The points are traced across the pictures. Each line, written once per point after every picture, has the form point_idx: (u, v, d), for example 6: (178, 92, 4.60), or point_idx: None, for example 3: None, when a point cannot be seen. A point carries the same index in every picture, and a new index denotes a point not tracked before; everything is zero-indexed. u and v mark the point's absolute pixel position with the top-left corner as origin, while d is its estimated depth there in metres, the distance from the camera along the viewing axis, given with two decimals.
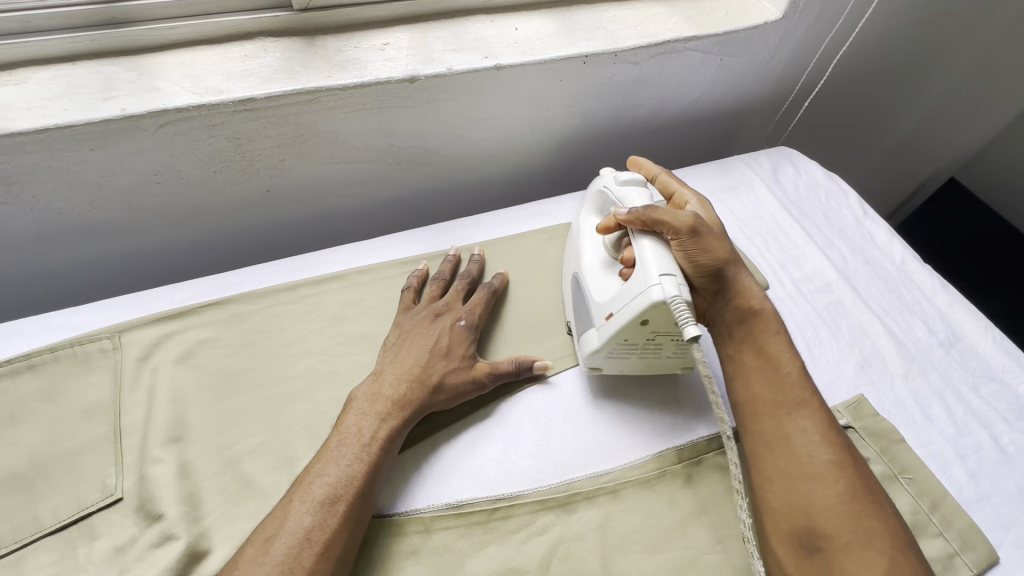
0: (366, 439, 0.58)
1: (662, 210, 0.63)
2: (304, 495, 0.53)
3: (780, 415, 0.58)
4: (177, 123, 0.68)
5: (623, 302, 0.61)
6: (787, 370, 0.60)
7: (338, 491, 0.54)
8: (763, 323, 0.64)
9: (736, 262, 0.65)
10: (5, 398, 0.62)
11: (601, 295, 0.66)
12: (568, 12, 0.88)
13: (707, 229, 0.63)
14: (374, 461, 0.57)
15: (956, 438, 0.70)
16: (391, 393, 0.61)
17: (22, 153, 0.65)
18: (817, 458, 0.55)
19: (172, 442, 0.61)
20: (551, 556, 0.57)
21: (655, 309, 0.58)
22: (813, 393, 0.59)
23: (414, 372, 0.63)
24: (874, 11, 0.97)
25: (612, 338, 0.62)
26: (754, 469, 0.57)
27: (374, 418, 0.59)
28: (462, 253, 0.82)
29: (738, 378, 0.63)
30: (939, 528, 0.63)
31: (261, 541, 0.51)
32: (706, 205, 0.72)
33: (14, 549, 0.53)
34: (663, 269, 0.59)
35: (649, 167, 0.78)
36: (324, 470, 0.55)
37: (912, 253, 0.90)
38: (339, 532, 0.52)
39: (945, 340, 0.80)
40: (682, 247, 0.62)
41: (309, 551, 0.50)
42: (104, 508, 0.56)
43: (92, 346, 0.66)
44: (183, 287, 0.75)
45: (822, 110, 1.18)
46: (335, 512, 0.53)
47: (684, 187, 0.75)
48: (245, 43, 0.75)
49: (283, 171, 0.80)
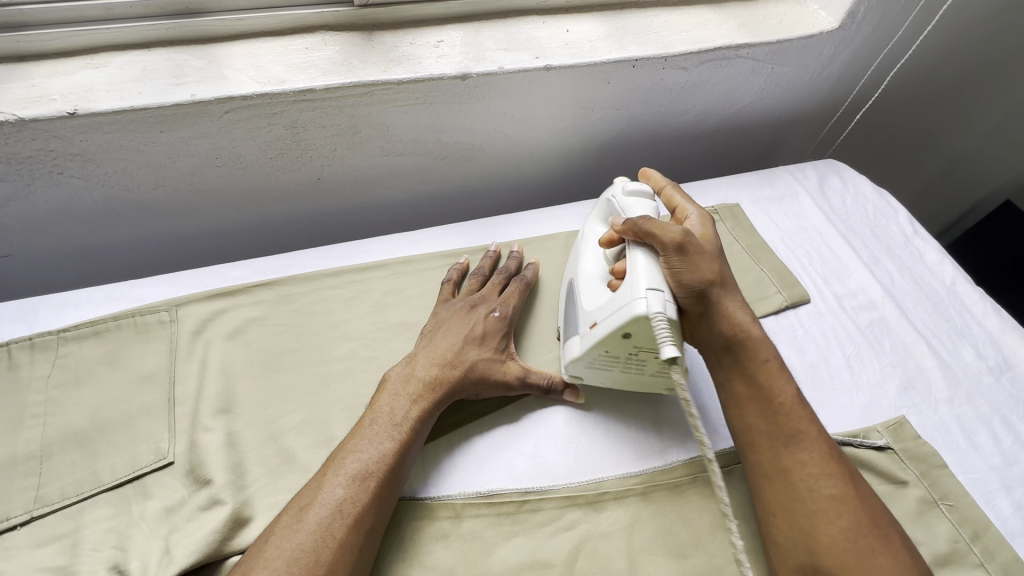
0: (399, 420, 0.59)
1: (655, 222, 0.61)
2: (338, 469, 0.55)
3: (777, 448, 0.58)
4: (240, 111, 0.72)
5: (608, 312, 0.60)
6: (781, 399, 0.60)
7: (370, 468, 0.56)
8: (751, 351, 0.62)
9: (725, 285, 0.63)
10: (71, 360, 0.66)
11: (589, 303, 0.65)
12: (620, 15, 0.89)
13: (696, 248, 0.61)
14: (405, 440, 0.58)
15: (1002, 467, 0.68)
16: (424, 376, 0.63)
17: (100, 132, 0.69)
18: (818, 492, 0.55)
19: (221, 413, 0.63)
20: (578, 552, 0.58)
21: (634, 322, 0.57)
22: (809, 422, 0.59)
23: (444, 361, 0.64)
24: (936, 25, 0.94)
25: (593, 347, 0.62)
26: (756, 502, 0.58)
27: (406, 398, 0.61)
28: (503, 249, 0.83)
29: (732, 408, 0.62)
30: (980, 558, 0.61)
31: (296, 510, 0.53)
32: (707, 221, 0.68)
33: (75, 502, 0.57)
34: (651, 283, 0.58)
35: (657, 178, 0.75)
36: (359, 446, 0.57)
37: (964, 274, 0.87)
38: (370, 506, 0.54)
39: (995, 366, 0.77)
40: (669, 263, 0.60)
41: (341, 523, 0.52)
42: (158, 470, 0.60)
43: (151, 317, 0.70)
44: (235, 267, 0.79)
45: (874, 123, 1.15)
46: (366, 487, 0.54)
47: (688, 201, 0.71)
48: (307, 36, 0.78)
49: (334, 161, 0.83)
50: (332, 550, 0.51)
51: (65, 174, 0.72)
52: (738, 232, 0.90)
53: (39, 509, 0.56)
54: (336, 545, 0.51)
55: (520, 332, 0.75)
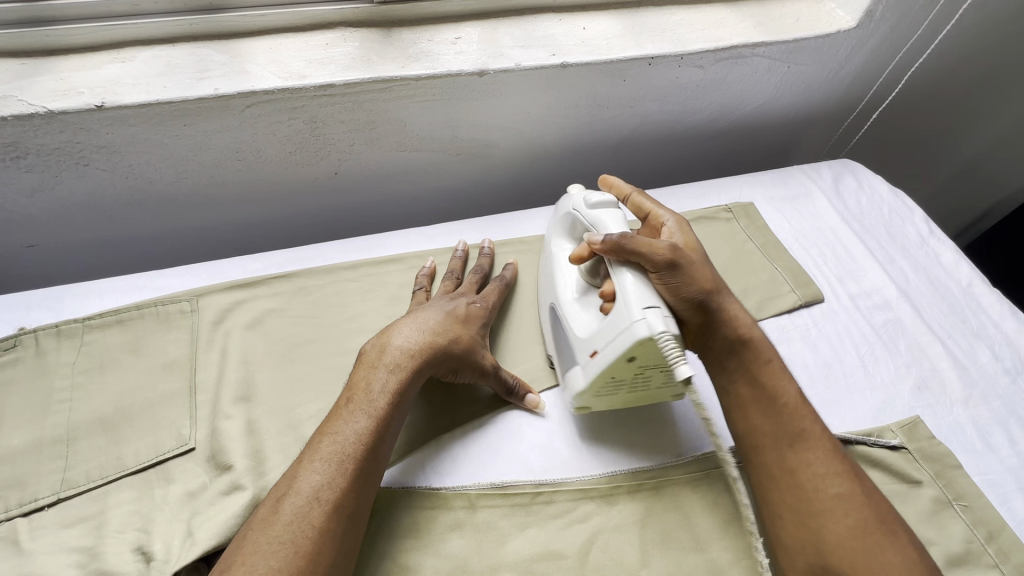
0: (376, 396, 0.57)
1: (640, 239, 0.58)
2: (314, 454, 0.53)
3: (782, 449, 0.57)
4: (262, 104, 0.73)
5: (608, 338, 0.58)
6: (785, 399, 0.59)
7: (348, 447, 0.53)
8: (754, 353, 0.62)
9: (722, 291, 0.62)
10: (95, 347, 0.67)
11: (583, 329, 0.63)
12: (637, 13, 0.89)
13: (687, 261, 0.59)
14: (384, 417, 0.56)
15: (1018, 469, 0.67)
16: (404, 347, 0.61)
17: (126, 125, 0.70)
18: (824, 491, 0.55)
19: (241, 401, 0.65)
20: (591, 544, 0.58)
21: (640, 346, 0.54)
22: (813, 421, 0.59)
23: (424, 334, 0.63)
24: (954, 25, 0.94)
25: (600, 376, 0.59)
26: (762, 504, 0.58)
27: (384, 371, 0.59)
28: (471, 249, 0.84)
29: (736, 412, 0.61)
30: (994, 559, 0.60)
31: (274, 501, 0.50)
32: (684, 226, 0.67)
33: (100, 484, 0.58)
34: (646, 302, 0.55)
35: (621, 186, 0.72)
36: (337, 426, 0.55)
37: (981, 275, 0.86)
38: (348, 491, 0.51)
39: (1012, 369, 0.76)
40: (664, 280, 0.58)
41: (319, 510, 0.50)
42: (180, 455, 0.61)
43: (173, 306, 0.71)
44: (254, 259, 0.80)
45: (890, 123, 1.14)
46: (344, 470, 0.52)
47: (660, 208, 0.69)
48: (326, 33, 0.79)
49: (352, 155, 0.84)
50: (312, 538, 0.48)
51: (91, 166, 0.74)
52: (752, 230, 0.90)
53: (65, 491, 0.58)
54: (315, 532, 0.48)
55: (533, 328, 0.76)
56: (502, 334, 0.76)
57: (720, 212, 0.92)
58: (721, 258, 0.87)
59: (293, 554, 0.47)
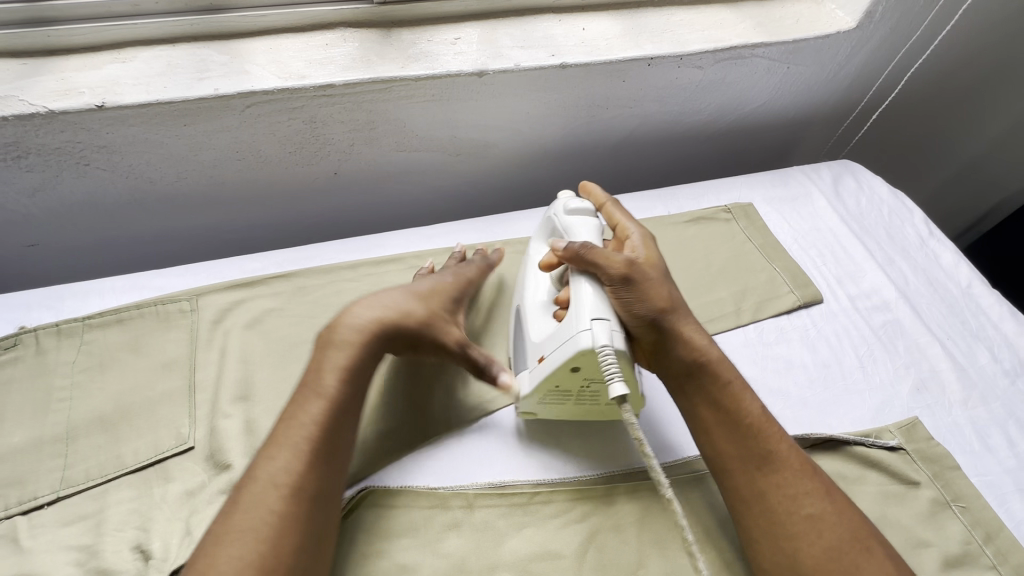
0: (323, 378, 0.56)
1: (597, 251, 0.59)
2: (274, 439, 0.53)
3: (751, 472, 0.56)
4: (261, 105, 0.73)
5: (555, 346, 0.58)
6: (749, 418, 0.58)
7: (302, 432, 0.53)
8: (714, 375, 0.60)
9: (678, 310, 0.60)
10: (94, 346, 0.68)
11: (537, 333, 0.63)
12: (637, 13, 0.89)
13: (643, 276, 0.59)
14: (335, 399, 0.55)
15: (1016, 470, 0.67)
16: (357, 324, 0.59)
17: (126, 125, 0.71)
18: (796, 513, 0.54)
19: (240, 400, 0.65)
20: (588, 545, 0.58)
21: (582, 356, 0.55)
22: (778, 438, 0.58)
23: (382, 308, 0.61)
24: (954, 25, 0.94)
25: (543, 383, 0.59)
26: (738, 527, 0.56)
27: (335, 349, 0.57)
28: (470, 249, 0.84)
29: (700, 437, 0.60)
30: (992, 560, 0.60)
31: (237, 489, 0.51)
32: (649, 241, 0.65)
33: (100, 483, 0.59)
34: (596, 313, 0.56)
35: (598, 195, 0.72)
36: (293, 413, 0.54)
37: (980, 276, 0.86)
38: (305, 473, 0.51)
39: (1011, 370, 0.76)
40: (618, 295, 0.58)
41: (277, 496, 0.50)
42: (178, 454, 0.61)
43: (172, 306, 0.72)
44: (254, 259, 0.80)
45: (890, 123, 1.14)
46: (298, 454, 0.52)
47: (630, 219, 0.68)
48: (326, 33, 0.79)
49: (351, 156, 0.85)
50: (270, 524, 0.48)
51: (91, 166, 0.74)
52: (751, 230, 0.90)
53: (65, 490, 0.58)
54: (273, 518, 0.48)
55: None
56: (500, 334, 0.76)
57: (720, 212, 0.92)
58: (720, 258, 0.87)
59: (253, 541, 0.47)
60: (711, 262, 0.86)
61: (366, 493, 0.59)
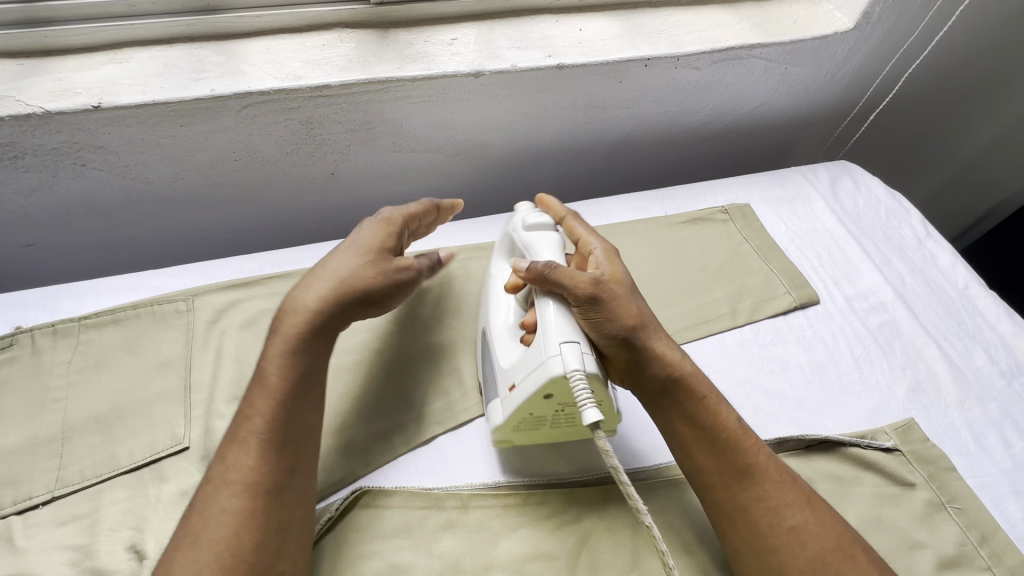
0: (265, 372, 0.55)
1: (560, 271, 0.57)
2: (231, 438, 0.53)
3: (731, 487, 0.55)
4: (258, 105, 0.73)
5: (525, 373, 0.57)
6: (726, 433, 0.57)
7: (252, 427, 0.53)
8: (689, 391, 0.58)
9: (649, 326, 0.58)
10: (90, 346, 0.68)
11: (506, 359, 0.61)
12: (634, 14, 0.89)
13: (609, 295, 0.57)
14: (284, 394, 0.54)
15: (1012, 471, 0.67)
16: (303, 310, 0.57)
17: (123, 125, 0.71)
18: (780, 525, 0.53)
19: (235, 400, 0.65)
20: (583, 545, 0.58)
21: (554, 382, 0.54)
22: (756, 451, 0.57)
23: (324, 288, 0.58)
24: (950, 27, 0.94)
25: (517, 412, 0.58)
26: (723, 540, 0.56)
27: (281, 338, 0.56)
28: (466, 250, 0.84)
29: (678, 452, 0.58)
30: (987, 562, 0.60)
31: (197, 495, 0.51)
32: (614, 257, 0.63)
33: (95, 483, 0.59)
34: (564, 337, 0.54)
35: (558, 208, 0.70)
36: (241, 411, 0.54)
37: (977, 277, 0.86)
38: (258, 469, 0.51)
39: (1007, 371, 0.76)
40: (586, 316, 0.56)
41: (229, 494, 0.50)
42: (173, 455, 0.61)
43: (168, 306, 0.72)
44: (251, 259, 0.80)
45: (888, 124, 1.14)
46: (249, 451, 0.51)
47: (591, 235, 0.66)
48: (323, 34, 0.79)
49: (347, 157, 0.85)
50: (225, 521, 0.48)
51: (88, 166, 0.74)
52: (748, 231, 0.90)
53: (59, 490, 0.58)
54: (229, 515, 0.48)
55: None
56: None
57: (717, 213, 0.92)
58: (717, 259, 0.87)
59: (211, 541, 0.47)
60: (707, 263, 0.86)
61: (359, 493, 0.59)
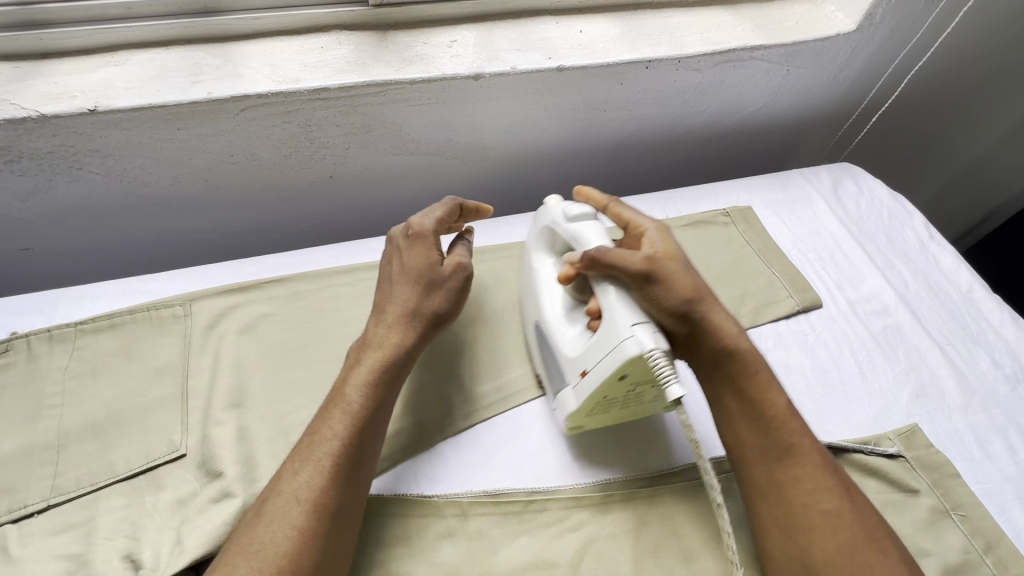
0: (344, 395, 0.56)
1: (614, 251, 0.57)
2: (303, 455, 0.52)
3: (770, 463, 0.55)
4: (255, 108, 0.72)
5: (596, 359, 0.56)
6: (775, 411, 0.57)
7: (323, 447, 0.52)
8: (742, 365, 0.58)
9: (705, 298, 0.59)
10: (86, 352, 0.67)
11: (569, 348, 0.61)
12: (635, 16, 0.88)
13: (664, 270, 0.57)
14: (360, 416, 0.55)
15: (1016, 478, 0.67)
16: (387, 343, 0.60)
17: (120, 128, 0.70)
18: (813, 506, 0.53)
19: (232, 407, 0.64)
20: (584, 554, 0.58)
21: (630, 364, 0.53)
22: (803, 434, 0.56)
23: (396, 324, 0.61)
24: (953, 28, 0.93)
25: (590, 398, 0.57)
26: (751, 516, 0.56)
27: (364, 364, 0.58)
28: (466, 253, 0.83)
29: (725, 428, 0.59)
30: (992, 570, 0.60)
31: (258, 504, 0.50)
32: (665, 233, 0.63)
33: (90, 491, 0.58)
34: (635, 318, 0.54)
35: (598, 197, 0.69)
36: (315, 429, 0.54)
37: (981, 281, 0.85)
38: (327, 489, 0.51)
39: (1012, 376, 0.75)
40: (642, 291, 0.56)
41: (298, 511, 0.49)
42: (170, 462, 0.61)
43: (165, 311, 0.71)
44: (249, 263, 0.80)
45: (891, 126, 1.13)
46: (321, 470, 0.51)
47: (639, 215, 0.65)
48: (321, 36, 0.78)
49: (346, 160, 0.84)
50: (290, 539, 0.48)
51: (85, 169, 0.74)
52: (750, 235, 0.89)
53: (55, 498, 0.57)
54: (295, 533, 0.48)
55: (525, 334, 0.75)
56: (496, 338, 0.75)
57: (718, 217, 0.91)
58: (719, 262, 0.86)
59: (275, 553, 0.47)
60: (709, 266, 0.86)
61: None
